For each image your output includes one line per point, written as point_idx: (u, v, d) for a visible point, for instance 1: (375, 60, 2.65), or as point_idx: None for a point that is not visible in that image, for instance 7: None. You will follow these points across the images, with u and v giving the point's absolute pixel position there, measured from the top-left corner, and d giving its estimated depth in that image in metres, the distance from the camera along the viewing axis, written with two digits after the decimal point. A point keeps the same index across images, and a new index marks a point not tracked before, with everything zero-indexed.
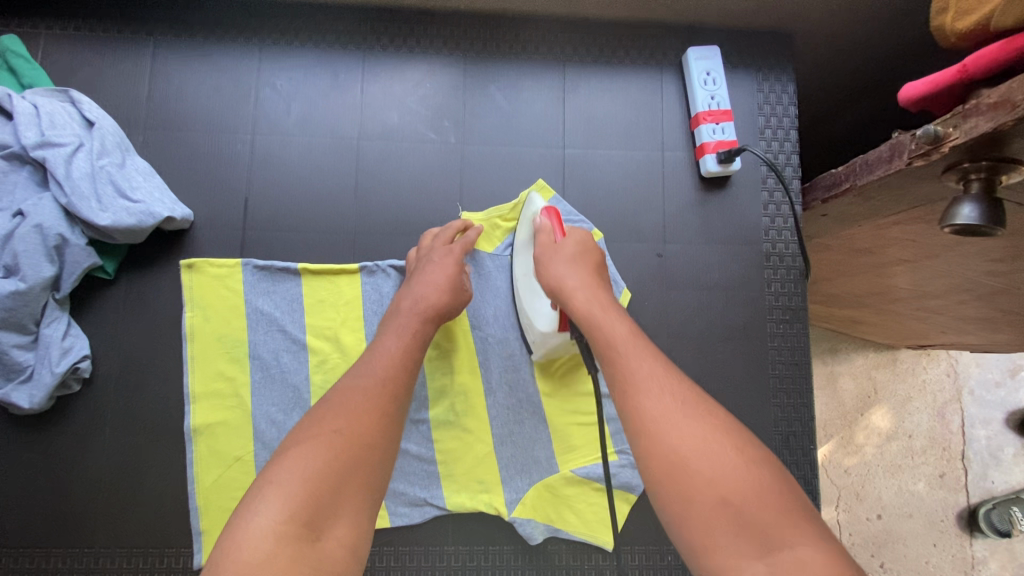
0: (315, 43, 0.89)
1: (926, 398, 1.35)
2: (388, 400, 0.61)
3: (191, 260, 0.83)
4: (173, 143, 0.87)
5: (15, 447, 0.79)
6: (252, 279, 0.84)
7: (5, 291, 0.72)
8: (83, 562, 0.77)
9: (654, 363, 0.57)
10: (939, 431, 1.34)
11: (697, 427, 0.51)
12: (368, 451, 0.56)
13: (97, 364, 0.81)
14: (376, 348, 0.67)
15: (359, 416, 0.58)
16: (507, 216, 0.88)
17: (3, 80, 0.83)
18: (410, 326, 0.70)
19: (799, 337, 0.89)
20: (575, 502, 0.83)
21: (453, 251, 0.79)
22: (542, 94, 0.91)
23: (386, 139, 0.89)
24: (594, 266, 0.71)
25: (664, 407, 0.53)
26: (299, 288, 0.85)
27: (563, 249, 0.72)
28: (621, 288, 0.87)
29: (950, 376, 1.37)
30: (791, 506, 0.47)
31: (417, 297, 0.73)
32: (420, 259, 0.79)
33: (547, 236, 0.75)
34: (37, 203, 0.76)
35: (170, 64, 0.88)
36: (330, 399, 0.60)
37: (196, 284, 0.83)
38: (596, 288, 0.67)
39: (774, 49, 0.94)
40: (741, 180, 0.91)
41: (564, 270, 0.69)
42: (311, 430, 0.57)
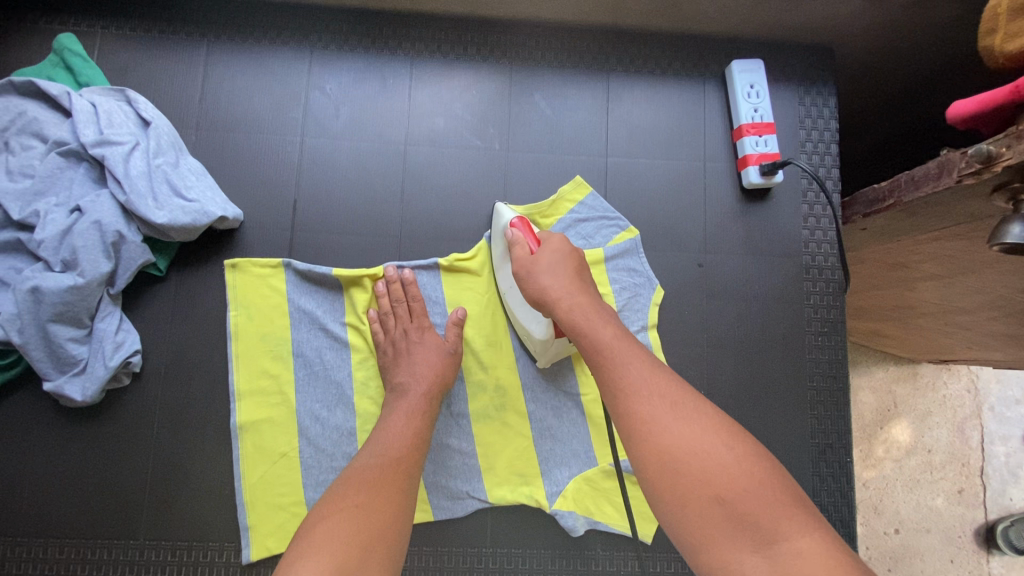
0: (364, 47, 0.91)
1: (946, 414, 1.35)
2: (404, 479, 0.67)
3: (234, 259, 0.85)
4: (224, 144, 0.88)
5: (64, 438, 0.80)
6: (294, 280, 0.85)
7: (64, 285, 0.74)
8: (129, 553, 0.79)
9: (641, 364, 0.60)
10: (958, 446, 1.33)
11: (686, 419, 0.55)
12: (387, 521, 0.61)
13: (147, 359, 0.83)
14: (388, 429, 0.72)
15: (377, 490, 0.64)
16: (545, 214, 0.90)
17: (61, 78, 0.86)
18: (418, 407, 0.75)
19: (837, 349, 0.89)
20: (614, 495, 0.85)
21: (421, 323, 0.83)
22: (585, 103, 0.92)
23: (432, 144, 0.90)
24: (576, 268, 0.74)
25: (653, 407, 0.56)
26: (336, 290, 0.86)
27: (542, 261, 0.74)
28: (654, 285, 0.89)
29: (971, 392, 1.36)
30: (781, 497, 0.51)
31: (416, 376, 0.78)
32: (394, 345, 0.82)
33: (521, 249, 0.76)
34: (95, 200, 0.78)
35: (222, 66, 0.90)
36: (346, 480, 0.65)
37: (239, 283, 0.84)
38: (579, 293, 0.70)
39: (817, 64, 0.94)
40: (782, 192, 0.92)
41: (547, 279, 0.72)
42: (336, 505, 0.61)
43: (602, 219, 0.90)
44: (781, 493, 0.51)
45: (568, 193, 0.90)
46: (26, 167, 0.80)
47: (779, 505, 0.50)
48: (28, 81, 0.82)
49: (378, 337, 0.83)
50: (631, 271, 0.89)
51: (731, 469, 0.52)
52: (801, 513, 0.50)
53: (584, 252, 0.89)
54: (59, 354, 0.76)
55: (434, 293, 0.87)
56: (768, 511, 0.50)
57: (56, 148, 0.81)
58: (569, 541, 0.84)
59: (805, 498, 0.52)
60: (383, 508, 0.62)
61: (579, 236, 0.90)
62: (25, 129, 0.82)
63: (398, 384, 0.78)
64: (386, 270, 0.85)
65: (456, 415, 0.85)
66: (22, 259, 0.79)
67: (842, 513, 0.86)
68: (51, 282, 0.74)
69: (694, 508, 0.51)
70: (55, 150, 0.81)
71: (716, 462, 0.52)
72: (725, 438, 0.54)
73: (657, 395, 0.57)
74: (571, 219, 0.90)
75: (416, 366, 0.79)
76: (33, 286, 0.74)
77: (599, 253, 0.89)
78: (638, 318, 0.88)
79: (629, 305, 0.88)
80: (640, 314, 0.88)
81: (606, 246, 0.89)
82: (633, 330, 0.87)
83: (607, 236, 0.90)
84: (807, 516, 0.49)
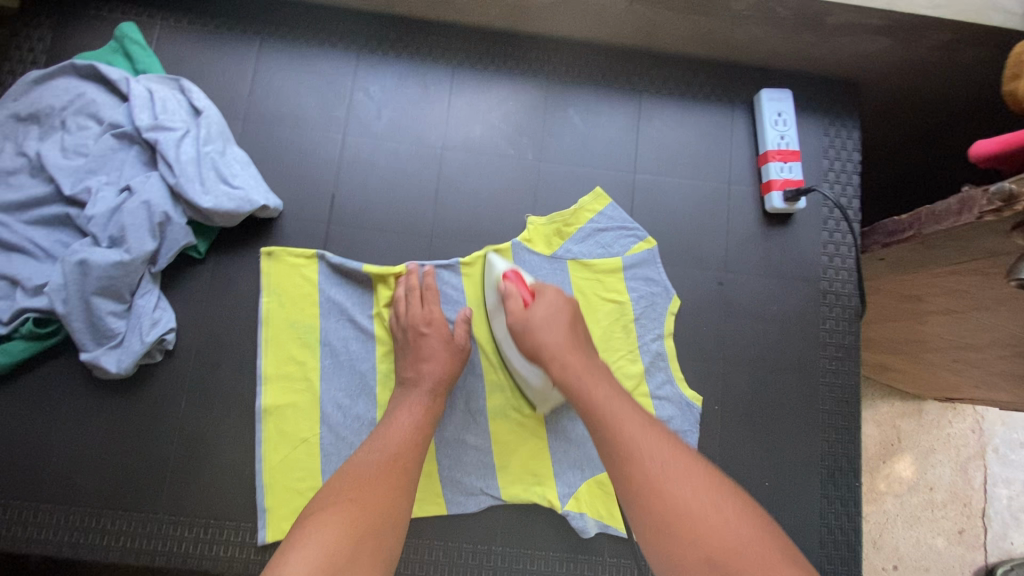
0: (409, 54, 0.95)
1: (949, 452, 1.35)
2: (403, 478, 0.68)
3: (271, 248, 0.88)
4: (268, 137, 0.92)
5: (93, 410, 0.83)
6: (326, 272, 0.88)
7: (111, 260, 0.77)
8: (148, 526, 0.80)
9: (634, 423, 0.64)
10: (960, 486, 1.34)
11: (676, 475, 0.59)
12: (380, 517, 0.62)
13: (180, 338, 0.85)
14: (391, 424, 0.75)
15: (370, 486, 0.65)
16: (568, 223, 0.92)
17: (119, 65, 0.90)
18: (422, 402, 0.78)
19: (850, 375, 0.91)
20: None
21: (433, 315, 0.84)
22: (617, 121, 0.96)
23: (468, 150, 0.94)
24: (567, 320, 0.78)
25: (647, 466, 0.59)
26: (364, 284, 0.89)
27: (536, 315, 0.77)
28: (670, 294, 0.91)
29: (976, 432, 1.36)
30: (773, 555, 0.53)
31: (422, 371, 0.80)
32: (405, 334, 0.84)
33: (515, 301, 0.80)
34: (145, 181, 0.82)
35: (273, 63, 0.94)
36: (345, 475, 0.67)
37: (274, 271, 0.87)
38: (574, 349, 0.75)
39: (843, 98, 0.98)
40: (804, 218, 0.94)
41: (546, 335, 0.76)
42: (329, 501, 0.63)
43: (621, 228, 0.93)
44: (772, 551, 0.53)
45: (589, 203, 0.93)
46: (80, 145, 0.85)
47: (770, 562, 0.52)
48: (89, 66, 0.87)
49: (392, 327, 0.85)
50: (648, 280, 0.92)
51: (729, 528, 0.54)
52: (793, 568, 0.51)
53: (603, 260, 0.92)
54: (99, 327, 0.79)
55: (455, 292, 0.89)
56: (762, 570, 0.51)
57: (111, 130, 0.85)
58: (578, 544, 0.85)
59: (800, 557, 0.53)
60: (375, 502, 0.63)
61: (599, 244, 0.92)
62: (82, 110, 0.86)
63: (404, 378, 0.81)
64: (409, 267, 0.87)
65: (474, 412, 0.87)
66: (69, 234, 0.83)
67: (848, 536, 0.87)
68: (99, 256, 0.77)
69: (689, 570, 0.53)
70: (110, 132, 0.85)
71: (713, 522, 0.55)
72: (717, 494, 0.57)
73: (647, 452, 0.61)
74: (591, 227, 0.93)
75: (425, 361, 0.81)
76: (81, 259, 0.77)
77: (617, 261, 0.92)
78: (654, 327, 0.90)
79: (646, 314, 0.91)
80: (656, 323, 0.90)
81: (624, 255, 0.92)
82: (649, 338, 0.90)
83: (625, 245, 0.92)
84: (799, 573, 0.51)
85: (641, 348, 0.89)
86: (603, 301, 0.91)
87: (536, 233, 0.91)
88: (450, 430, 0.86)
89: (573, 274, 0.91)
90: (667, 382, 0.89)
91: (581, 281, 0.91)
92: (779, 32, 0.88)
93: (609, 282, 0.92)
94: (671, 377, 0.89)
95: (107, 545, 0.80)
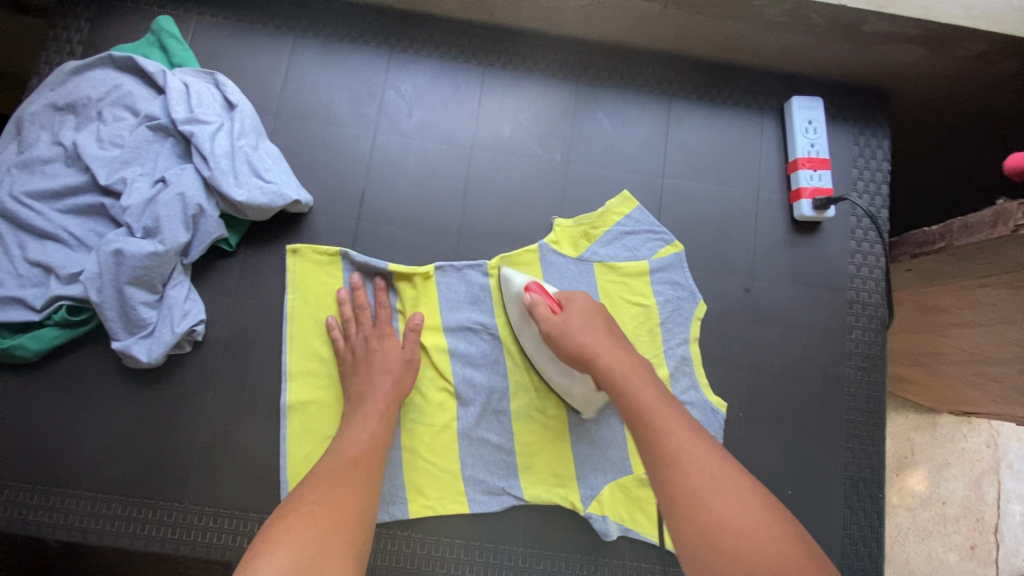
0: (441, 53, 0.95)
1: (963, 466, 1.34)
2: (363, 478, 0.69)
3: (296, 245, 0.88)
4: (300, 133, 0.92)
5: (123, 398, 0.84)
6: (350, 269, 0.89)
7: (145, 251, 0.78)
8: (174, 516, 0.81)
9: (680, 429, 0.64)
10: (973, 501, 1.33)
11: (724, 490, 0.58)
12: (347, 515, 0.63)
13: (210, 329, 0.86)
14: (347, 434, 0.75)
15: (335, 489, 0.65)
16: (595, 226, 0.93)
17: (155, 57, 0.91)
18: (377, 410, 0.78)
19: (875, 386, 0.91)
20: (647, 504, 0.86)
21: (382, 330, 0.85)
22: (646, 125, 0.96)
23: (497, 151, 0.94)
24: (605, 325, 0.78)
25: (693, 477, 0.59)
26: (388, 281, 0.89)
27: (573, 321, 0.77)
28: (696, 300, 0.91)
29: (990, 447, 1.35)
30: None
31: (372, 384, 0.80)
32: (353, 351, 0.84)
33: (543, 309, 0.79)
34: (180, 173, 0.82)
35: (306, 60, 0.95)
36: (309, 481, 0.67)
37: (298, 268, 0.88)
38: (617, 351, 0.75)
39: (874, 107, 0.97)
40: (832, 226, 0.94)
41: (586, 338, 0.76)
42: (294, 505, 0.63)
43: (648, 232, 0.93)
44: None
45: (616, 206, 0.93)
46: (116, 136, 0.85)
47: None
48: (127, 58, 0.88)
49: (338, 346, 0.85)
50: (675, 284, 0.91)
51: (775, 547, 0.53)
52: None
53: (630, 263, 0.92)
54: (130, 317, 0.80)
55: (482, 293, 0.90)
56: None
57: (146, 122, 0.86)
58: (599, 547, 0.85)
59: None
60: (341, 504, 0.64)
61: (625, 247, 0.92)
62: (118, 101, 0.87)
63: (356, 395, 0.80)
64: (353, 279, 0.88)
65: (496, 411, 0.87)
66: (103, 224, 0.84)
67: (870, 548, 0.86)
68: (134, 246, 0.78)
69: None
70: (145, 124, 0.86)
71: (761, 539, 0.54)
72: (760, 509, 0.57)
73: (695, 463, 0.61)
74: (617, 230, 0.93)
75: (377, 373, 0.81)
76: (116, 249, 0.78)
77: (644, 265, 0.92)
78: (679, 332, 0.90)
79: (672, 318, 0.90)
80: (681, 327, 0.90)
81: (651, 259, 0.92)
82: (675, 343, 0.90)
83: (652, 249, 0.92)
84: None
85: (666, 352, 0.89)
86: (629, 304, 0.91)
87: (563, 236, 0.92)
88: (473, 429, 0.87)
89: (599, 277, 0.91)
90: (692, 387, 0.88)
91: (607, 283, 0.91)
92: (813, 40, 0.88)
93: (635, 285, 0.91)
94: (696, 383, 0.89)
95: (133, 533, 0.80)
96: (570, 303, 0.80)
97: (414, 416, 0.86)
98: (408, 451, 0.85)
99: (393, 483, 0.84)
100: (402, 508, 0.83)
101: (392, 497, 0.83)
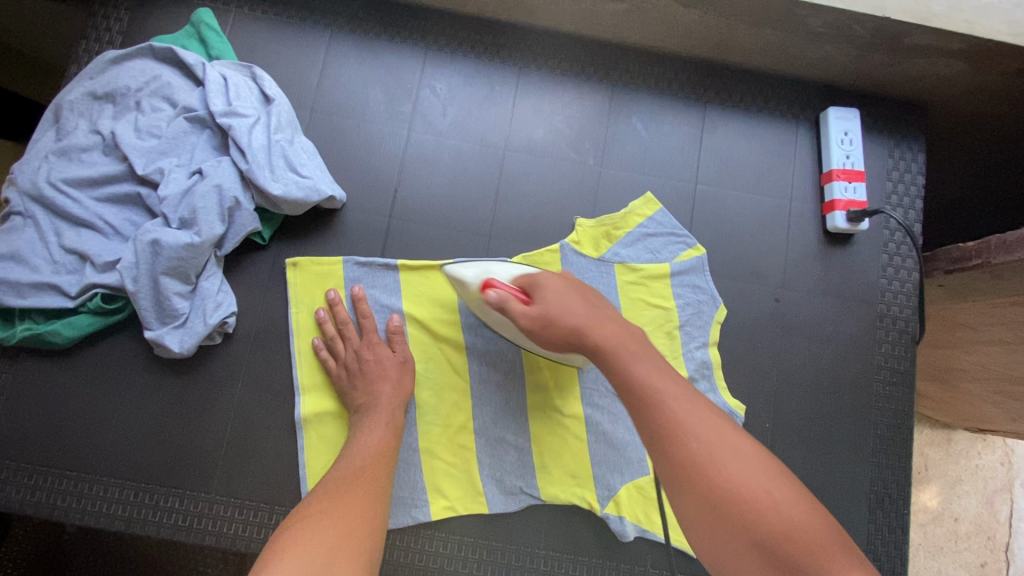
0: (477, 53, 0.95)
1: (976, 483, 1.33)
2: (371, 486, 0.70)
3: (294, 259, 0.88)
4: (334, 129, 0.93)
5: (153, 387, 0.84)
6: (355, 275, 0.88)
7: (182, 242, 0.78)
8: (199, 506, 0.82)
9: (677, 396, 0.59)
10: (985, 519, 1.31)
11: (727, 458, 0.55)
12: (356, 521, 0.63)
13: (240, 321, 0.86)
14: (355, 446, 0.75)
15: (343, 496, 0.66)
16: (616, 227, 0.92)
17: (194, 49, 0.91)
18: (384, 420, 0.78)
19: (904, 401, 0.90)
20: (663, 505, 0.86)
21: (371, 340, 0.84)
22: (679, 131, 0.95)
23: (529, 153, 0.94)
24: (582, 296, 0.71)
25: (693, 447, 0.56)
26: (397, 281, 0.89)
27: (547, 305, 0.68)
28: (717, 302, 0.91)
29: (1005, 465, 1.34)
30: (826, 541, 0.51)
31: (371, 396, 0.80)
32: (348, 369, 0.83)
33: (516, 303, 0.69)
34: (217, 165, 0.83)
35: (342, 56, 0.95)
36: (318, 492, 0.68)
37: (299, 281, 0.87)
38: (599, 322, 0.67)
39: (910, 121, 0.97)
40: (864, 239, 0.94)
41: (565, 317, 0.67)
42: (302, 512, 0.63)
43: (670, 234, 0.92)
44: (826, 539, 0.51)
45: (639, 208, 0.93)
46: (153, 127, 0.86)
47: (820, 546, 0.50)
48: (167, 49, 0.88)
49: (331, 365, 0.84)
50: (695, 287, 0.91)
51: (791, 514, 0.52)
52: (844, 556, 0.50)
53: (651, 265, 0.91)
54: (164, 307, 0.80)
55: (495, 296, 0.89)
56: (816, 556, 0.49)
57: (184, 113, 0.86)
58: (621, 553, 0.85)
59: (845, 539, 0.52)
60: (349, 511, 0.64)
61: (647, 249, 0.92)
62: (156, 92, 0.88)
63: (361, 407, 0.80)
64: (330, 296, 0.86)
65: (516, 412, 0.87)
66: (139, 213, 0.85)
67: (894, 564, 0.85)
68: (171, 237, 0.79)
69: (737, 549, 0.52)
70: (183, 116, 0.86)
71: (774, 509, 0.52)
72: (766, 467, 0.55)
73: (696, 432, 0.56)
74: (640, 232, 0.92)
75: (375, 384, 0.81)
76: (153, 239, 0.78)
77: (666, 267, 0.91)
78: (699, 334, 0.90)
79: (692, 321, 0.90)
80: (702, 330, 0.90)
81: (673, 261, 0.91)
82: (694, 345, 0.89)
83: (674, 252, 0.92)
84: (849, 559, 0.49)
85: (685, 355, 0.89)
86: (649, 306, 0.90)
87: (583, 236, 0.91)
88: (495, 430, 0.87)
89: (618, 278, 0.91)
90: (710, 390, 0.88)
91: (627, 285, 0.91)
92: (853, 52, 0.88)
93: (654, 287, 0.91)
94: (713, 385, 0.88)
95: (159, 522, 0.81)
96: (535, 285, 0.71)
97: (438, 417, 0.86)
98: (431, 451, 0.85)
99: (413, 486, 0.84)
100: (424, 510, 0.83)
101: (412, 500, 0.83)
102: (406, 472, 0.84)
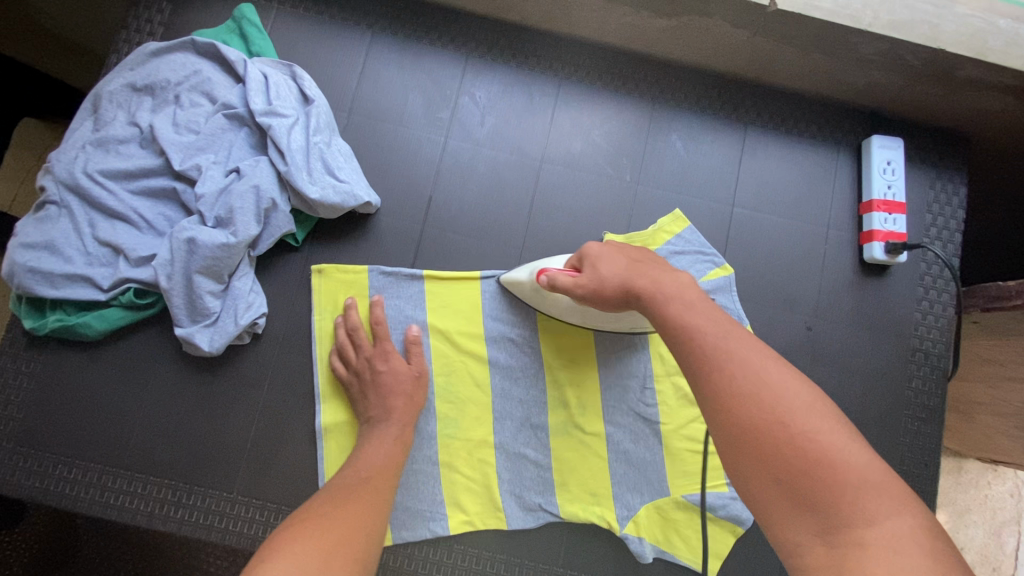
0: (518, 62, 0.94)
1: (985, 513, 1.31)
2: (377, 497, 0.68)
3: (321, 265, 0.87)
4: (372, 132, 0.92)
5: (179, 384, 0.84)
6: (379, 283, 0.87)
7: (217, 241, 0.78)
8: (221, 505, 0.82)
9: (719, 331, 0.57)
10: (991, 549, 1.29)
11: (762, 387, 0.51)
12: (358, 524, 0.62)
13: (269, 322, 0.86)
14: (361, 456, 0.74)
15: (347, 502, 0.64)
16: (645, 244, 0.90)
17: (234, 45, 0.91)
18: (395, 435, 0.78)
19: (931, 437, 0.89)
20: (682, 527, 0.85)
21: (385, 350, 0.83)
22: (719, 151, 0.94)
23: (566, 166, 0.93)
24: (630, 258, 0.71)
25: (726, 376, 0.52)
26: (423, 292, 0.88)
27: (597, 270, 0.70)
28: (745, 325, 0.89)
29: (1015, 496, 1.31)
30: (862, 481, 0.45)
31: (387, 408, 0.80)
32: (359, 377, 0.82)
33: (566, 275, 0.72)
34: (254, 164, 0.82)
35: (382, 58, 0.94)
36: (320, 495, 0.66)
37: (324, 287, 0.87)
38: (644, 278, 0.67)
39: (953, 153, 0.95)
40: (900, 271, 0.92)
41: (615, 279, 0.68)
42: (304, 512, 0.61)
43: (697, 253, 0.90)
44: (861, 477, 0.45)
45: (667, 224, 0.91)
46: (191, 122, 0.85)
47: (854, 487, 0.45)
48: (209, 44, 0.88)
49: (342, 372, 0.83)
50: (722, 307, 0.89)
51: (826, 447, 0.47)
52: (880, 499, 0.44)
53: None
54: (196, 305, 0.80)
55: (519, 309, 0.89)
56: (846, 498, 0.45)
57: (223, 110, 0.86)
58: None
59: (891, 482, 0.46)
60: (352, 515, 0.62)
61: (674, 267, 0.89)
62: (196, 87, 0.87)
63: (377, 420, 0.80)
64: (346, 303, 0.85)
65: (538, 428, 0.87)
66: (173, 209, 0.85)
67: None
68: (206, 235, 0.78)
69: (761, 486, 0.48)
70: (222, 112, 0.85)
71: (807, 438, 0.47)
72: (813, 401, 0.50)
73: (734, 362, 0.53)
74: (668, 249, 0.90)
75: (389, 396, 0.80)
76: (190, 237, 0.78)
77: None
78: None
79: None
80: None
81: (701, 280, 0.89)
82: None
83: (702, 270, 0.90)
84: (884, 503, 0.44)
85: None
86: None
87: None
88: (516, 445, 0.86)
89: None
90: None
91: None
92: (902, 81, 0.86)
93: None
94: None
95: (181, 519, 0.81)
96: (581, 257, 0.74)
97: (462, 430, 0.86)
98: (454, 462, 0.85)
99: (433, 499, 0.84)
100: (443, 523, 0.83)
101: (431, 513, 0.83)
102: (424, 484, 0.84)
